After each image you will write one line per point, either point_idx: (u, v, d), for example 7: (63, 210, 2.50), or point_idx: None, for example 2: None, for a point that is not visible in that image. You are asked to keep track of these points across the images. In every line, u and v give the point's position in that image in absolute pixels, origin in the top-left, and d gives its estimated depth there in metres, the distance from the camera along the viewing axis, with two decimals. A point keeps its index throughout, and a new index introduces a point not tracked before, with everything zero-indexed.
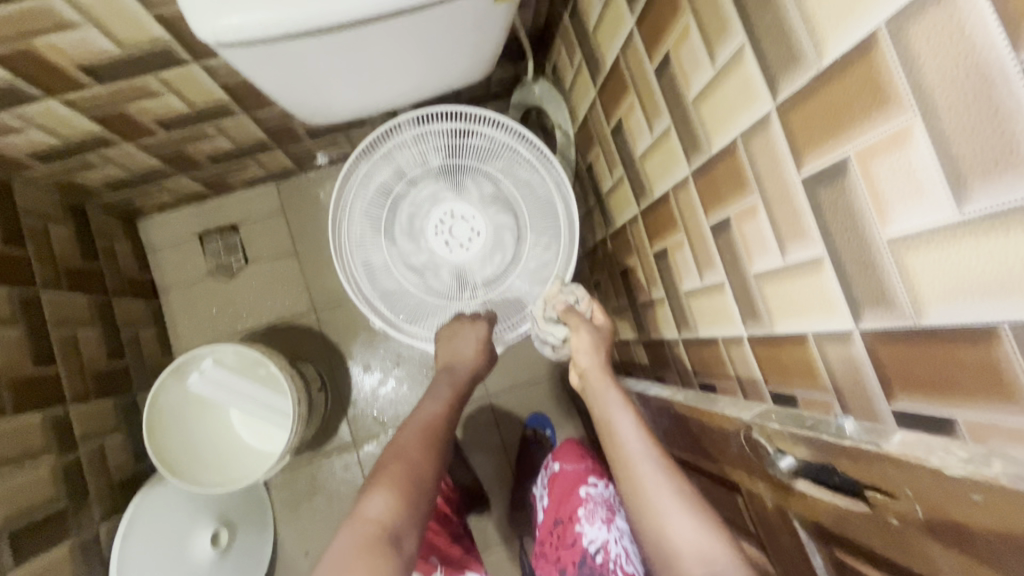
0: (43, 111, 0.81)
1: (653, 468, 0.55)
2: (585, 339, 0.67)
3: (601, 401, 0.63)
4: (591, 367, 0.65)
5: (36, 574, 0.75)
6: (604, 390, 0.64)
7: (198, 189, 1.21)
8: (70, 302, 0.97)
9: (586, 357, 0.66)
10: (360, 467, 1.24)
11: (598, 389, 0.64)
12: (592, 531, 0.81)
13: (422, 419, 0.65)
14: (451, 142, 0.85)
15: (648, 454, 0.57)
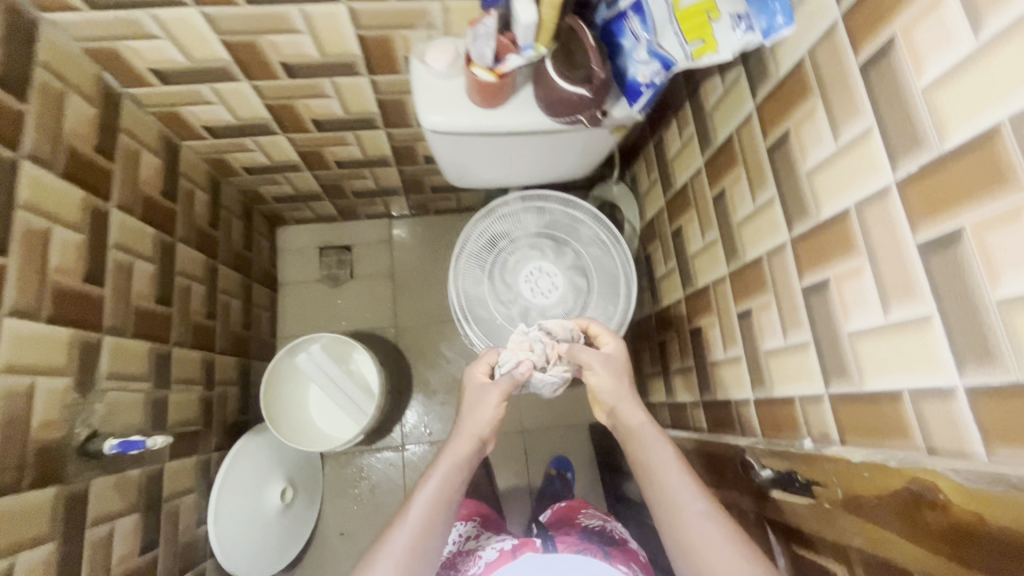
0: (272, 143, 1.12)
1: (694, 504, 0.63)
2: (604, 373, 0.78)
3: (640, 442, 0.72)
4: (621, 403, 0.76)
5: (175, 474, 0.97)
6: (637, 423, 0.73)
7: (332, 213, 1.53)
8: (231, 277, 1.25)
9: (607, 387, 0.77)
10: (403, 467, 1.42)
11: (630, 422, 0.74)
12: (591, 519, 0.99)
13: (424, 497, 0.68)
14: (548, 217, 1.13)
15: (690, 491, 0.64)
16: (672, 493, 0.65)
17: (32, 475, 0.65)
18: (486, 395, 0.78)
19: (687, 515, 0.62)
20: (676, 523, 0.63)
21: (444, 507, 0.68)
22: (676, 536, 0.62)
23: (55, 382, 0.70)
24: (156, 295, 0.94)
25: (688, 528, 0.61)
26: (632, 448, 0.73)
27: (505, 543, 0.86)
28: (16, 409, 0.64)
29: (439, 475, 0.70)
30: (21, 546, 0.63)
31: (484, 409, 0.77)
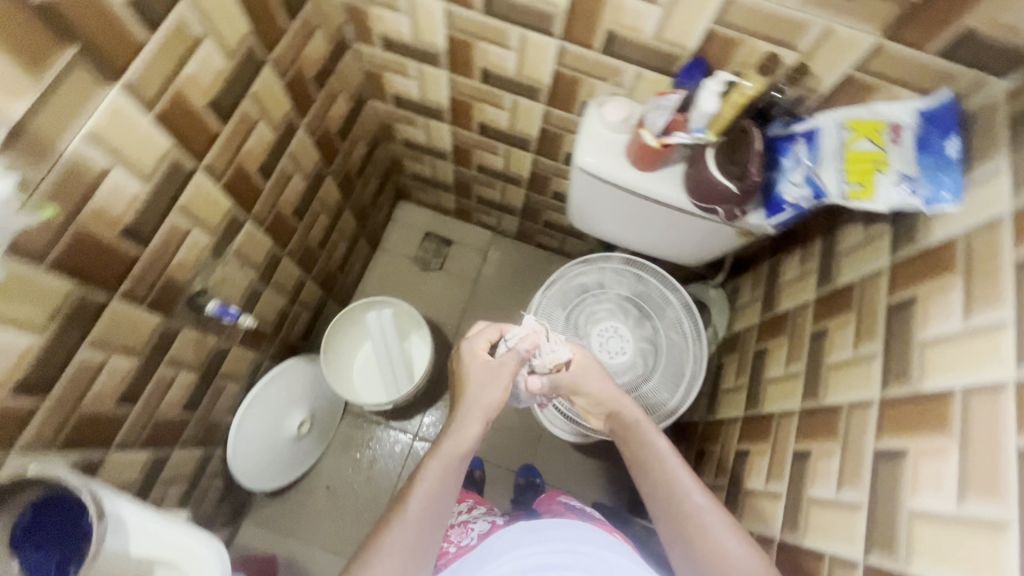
0: (436, 127, 1.26)
1: (709, 511, 0.77)
2: (602, 380, 0.92)
3: (635, 436, 0.88)
4: (620, 406, 0.91)
5: (234, 360, 1.06)
6: (633, 421, 0.89)
7: (450, 207, 1.65)
8: (348, 222, 1.38)
9: (605, 388, 0.92)
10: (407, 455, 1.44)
11: (626, 421, 0.90)
12: (571, 503, 1.01)
13: (426, 488, 0.74)
14: (641, 288, 1.17)
15: (697, 493, 0.79)
16: (678, 478, 0.81)
17: (149, 301, 0.75)
18: (499, 373, 0.85)
19: (701, 515, 0.76)
20: (678, 498, 0.79)
21: (444, 491, 0.75)
22: (668, 508, 0.79)
23: (201, 238, 0.81)
24: (294, 207, 1.07)
25: (687, 504, 0.78)
26: (631, 435, 0.89)
27: (497, 519, 0.97)
28: (168, 244, 0.75)
29: (439, 461, 0.76)
30: (115, 352, 0.72)
31: (494, 388, 0.84)
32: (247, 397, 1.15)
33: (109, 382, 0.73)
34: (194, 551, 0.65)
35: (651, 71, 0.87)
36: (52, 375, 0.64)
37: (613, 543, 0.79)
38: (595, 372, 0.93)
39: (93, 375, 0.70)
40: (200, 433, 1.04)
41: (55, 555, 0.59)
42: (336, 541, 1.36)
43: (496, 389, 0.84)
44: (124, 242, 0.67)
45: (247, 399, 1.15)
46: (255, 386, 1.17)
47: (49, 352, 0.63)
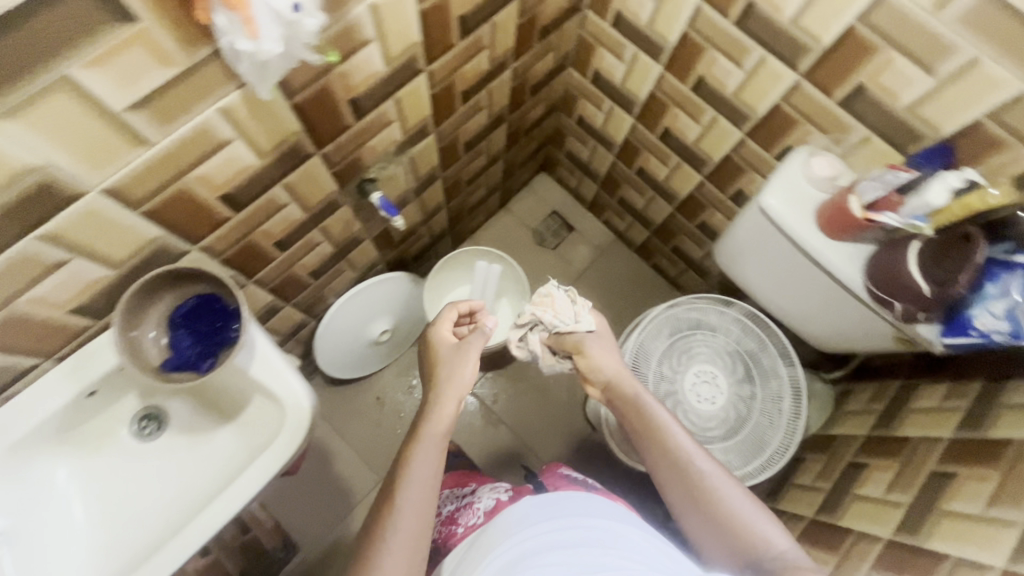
0: (618, 116, 1.25)
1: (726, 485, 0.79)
2: (597, 351, 0.96)
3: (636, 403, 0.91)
4: (615, 374, 0.94)
5: (362, 253, 1.12)
6: (631, 390, 0.92)
7: (587, 196, 1.65)
8: (496, 172, 1.42)
9: (605, 361, 0.95)
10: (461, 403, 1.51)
11: (622, 389, 0.93)
12: (577, 474, 1.00)
13: (411, 478, 0.78)
14: (754, 349, 1.12)
15: (708, 463, 0.82)
16: (686, 448, 0.84)
17: (337, 169, 0.81)
18: (464, 360, 0.92)
19: (717, 487, 0.79)
20: (687, 468, 0.82)
21: (431, 477, 0.79)
22: (677, 479, 0.82)
23: (396, 133, 0.86)
24: (468, 139, 1.11)
25: (696, 472, 0.81)
26: (632, 405, 0.91)
27: (504, 493, 0.91)
28: (374, 127, 0.80)
29: (421, 452, 0.81)
30: (295, 202, 0.78)
31: (463, 367, 0.92)
32: (353, 288, 1.21)
33: (278, 224, 0.80)
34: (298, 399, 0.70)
35: (882, 141, 0.82)
36: (250, 200, 0.70)
37: (617, 513, 0.77)
38: (591, 347, 0.96)
39: (272, 214, 0.76)
40: (307, 303, 1.11)
41: (198, 346, 0.67)
42: (365, 447, 1.43)
43: (466, 367, 0.92)
44: (350, 113, 0.73)
45: (352, 290, 1.21)
46: (362, 281, 1.23)
47: (257, 180, 0.68)
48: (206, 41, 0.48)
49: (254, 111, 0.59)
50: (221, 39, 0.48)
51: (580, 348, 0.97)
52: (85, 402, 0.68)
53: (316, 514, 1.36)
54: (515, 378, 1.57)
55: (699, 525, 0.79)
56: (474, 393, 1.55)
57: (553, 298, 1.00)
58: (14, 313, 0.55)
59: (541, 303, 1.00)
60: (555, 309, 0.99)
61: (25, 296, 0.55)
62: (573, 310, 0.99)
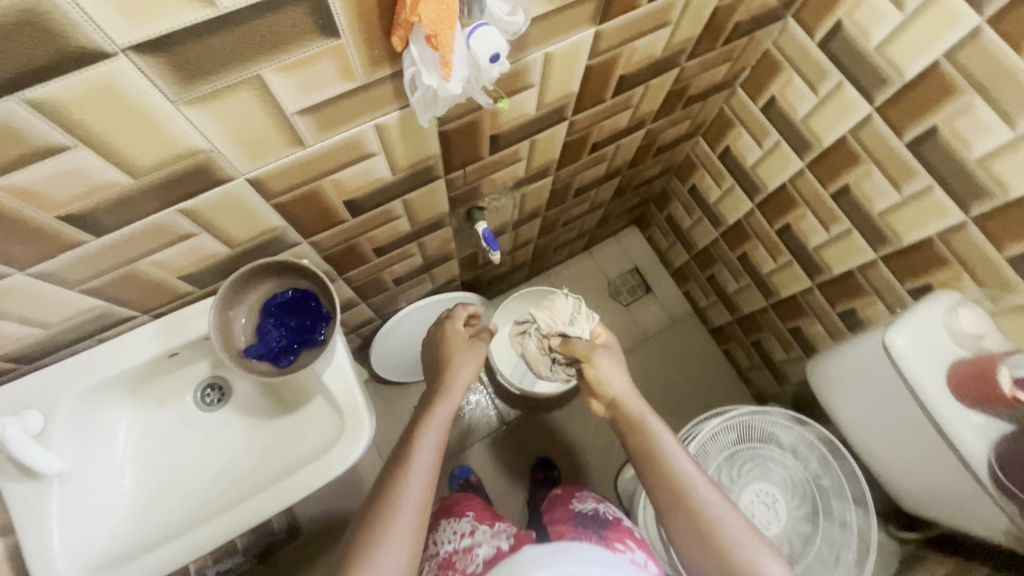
0: (737, 198, 1.24)
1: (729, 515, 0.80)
2: (608, 367, 0.98)
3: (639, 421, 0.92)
4: (622, 394, 0.96)
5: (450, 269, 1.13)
6: (638, 411, 0.93)
7: (673, 264, 1.59)
8: (595, 218, 1.40)
9: (613, 379, 0.97)
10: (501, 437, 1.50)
11: (630, 410, 0.94)
12: (586, 504, 1.00)
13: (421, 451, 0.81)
14: (827, 483, 1.01)
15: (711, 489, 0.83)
16: (690, 475, 0.84)
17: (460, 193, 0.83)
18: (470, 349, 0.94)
19: (718, 513, 0.80)
20: (687, 495, 0.82)
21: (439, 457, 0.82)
22: (675, 505, 0.82)
23: (519, 171, 0.88)
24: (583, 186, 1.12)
25: (697, 498, 0.81)
26: (638, 427, 0.92)
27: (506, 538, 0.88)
28: (511, 160, 0.84)
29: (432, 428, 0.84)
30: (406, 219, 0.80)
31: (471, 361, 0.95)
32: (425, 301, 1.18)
33: (383, 232, 0.83)
34: (351, 390, 0.75)
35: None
36: (374, 203, 0.76)
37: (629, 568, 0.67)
38: (602, 358, 0.98)
39: (384, 221, 0.81)
40: (381, 303, 1.11)
41: (283, 341, 0.73)
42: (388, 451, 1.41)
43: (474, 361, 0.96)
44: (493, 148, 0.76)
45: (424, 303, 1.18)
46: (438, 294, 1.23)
47: (382, 189, 0.74)
48: (389, 64, 0.56)
49: (406, 133, 0.66)
50: (403, 64, 0.56)
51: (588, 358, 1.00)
52: (169, 359, 0.83)
53: (322, 506, 1.35)
54: (553, 424, 1.52)
55: (695, 554, 0.79)
56: (509, 425, 1.51)
57: (557, 304, 1.12)
58: (134, 267, 0.69)
59: (543, 306, 1.12)
60: (555, 314, 1.10)
61: (147, 257, 0.68)
62: (572, 315, 1.10)
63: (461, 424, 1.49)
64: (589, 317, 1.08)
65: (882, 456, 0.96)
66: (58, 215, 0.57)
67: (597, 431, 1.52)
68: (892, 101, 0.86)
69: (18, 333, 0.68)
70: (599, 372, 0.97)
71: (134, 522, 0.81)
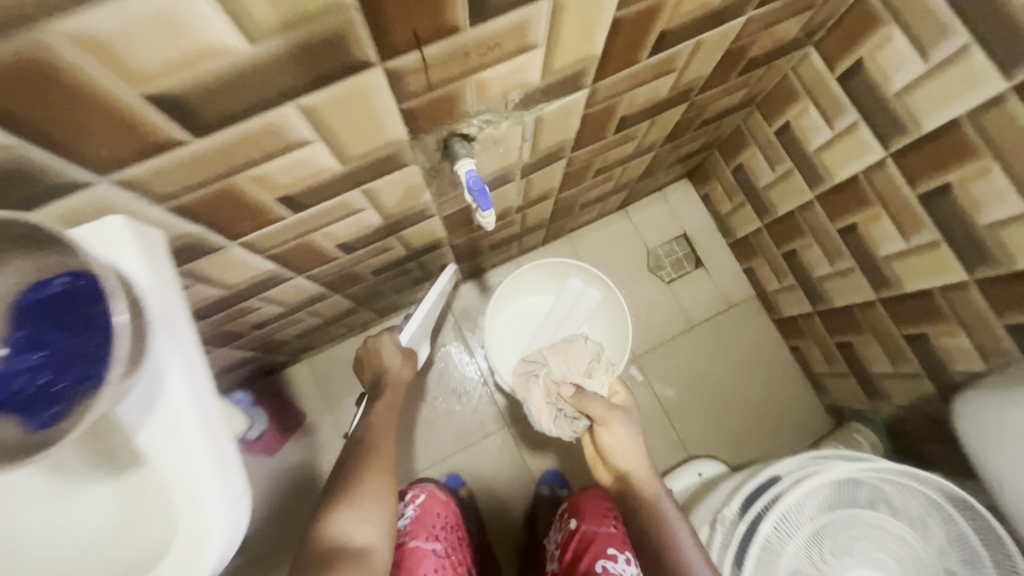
0: (852, 143, 0.80)
1: None
2: (623, 436, 0.73)
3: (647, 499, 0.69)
4: (639, 472, 0.71)
5: (426, 230, 0.76)
6: (654, 493, 0.70)
7: (739, 234, 1.20)
8: (638, 166, 1.01)
9: (626, 450, 0.73)
10: (497, 441, 1.18)
11: (642, 492, 0.70)
12: None
13: None
14: (957, 553, 0.68)
15: None
16: (679, 543, 0.65)
17: (411, 105, 0.44)
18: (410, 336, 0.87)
19: None
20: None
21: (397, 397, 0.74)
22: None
23: (532, 70, 0.48)
24: (630, 112, 0.71)
25: None
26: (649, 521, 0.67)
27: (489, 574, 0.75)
28: (490, 44, 0.41)
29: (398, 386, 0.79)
30: (323, 142, 0.43)
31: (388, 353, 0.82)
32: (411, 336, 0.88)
33: (288, 171, 0.45)
34: (197, 484, 0.36)
35: None
36: (227, 116, 0.35)
37: None
38: (619, 420, 0.73)
39: (272, 153, 0.41)
40: (332, 277, 0.77)
41: (43, 378, 0.33)
42: None
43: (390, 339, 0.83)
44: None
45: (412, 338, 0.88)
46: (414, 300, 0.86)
47: (255, 72, 0.33)
48: None
49: None
50: None
51: (603, 420, 0.74)
52: None
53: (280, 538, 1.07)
54: None
55: None
56: (509, 429, 1.19)
57: (574, 349, 0.93)
58: None
59: (559, 347, 0.94)
60: (568, 360, 0.91)
61: None
62: (591, 365, 0.90)
63: (449, 423, 1.19)
64: (609, 370, 0.89)
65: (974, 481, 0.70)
66: None
67: None
68: None
69: None
70: (599, 442, 0.75)
71: None
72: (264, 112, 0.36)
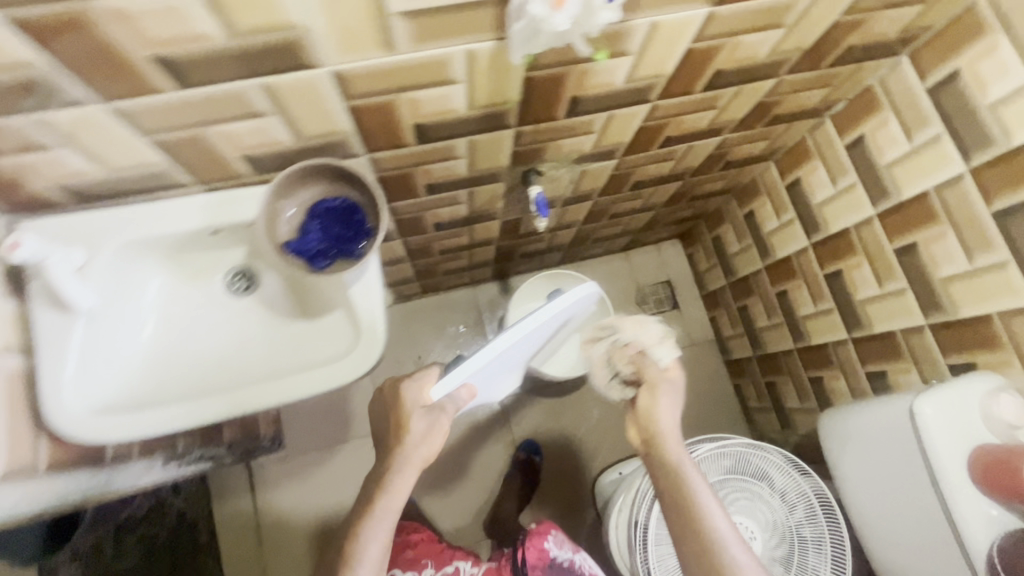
0: (790, 232, 1.15)
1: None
2: (665, 400, 0.75)
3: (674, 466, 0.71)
4: (667, 435, 0.74)
5: (489, 227, 1.10)
6: (679, 456, 0.72)
7: (710, 287, 1.54)
8: (643, 219, 1.35)
9: (665, 416, 0.75)
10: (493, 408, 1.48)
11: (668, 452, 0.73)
12: (559, 549, 1.00)
13: None
14: (800, 509, 0.99)
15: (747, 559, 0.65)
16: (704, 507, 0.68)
17: (520, 149, 0.78)
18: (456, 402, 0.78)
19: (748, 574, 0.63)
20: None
21: None
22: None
23: (589, 143, 0.83)
24: (643, 179, 1.06)
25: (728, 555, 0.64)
26: (669, 481, 0.71)
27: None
28: (571, 128, 0.76)
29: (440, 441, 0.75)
30: (468, 158, 0.77)
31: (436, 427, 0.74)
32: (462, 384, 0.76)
33: (441, 170, 0.78)
34: (376, 316, 0.69)
35: None
36: (435, 138, 0.69)
37: None
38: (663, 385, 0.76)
39: (441, 158, 0.75)
40: (416, 245, 1.10)
41: (323, 245, 0.65)
42: None
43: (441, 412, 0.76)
44: (566, 106, 0.69)
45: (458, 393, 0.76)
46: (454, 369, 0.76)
47: (460, 122, 0.67)
48: None
49: (493, 67, 0.57)
50: None
51: (651, 383, 0.76)
52: (207, 238, 0.70)
53: (319, 447, 1.39)
54: (548, 410, 1.49)
55: None
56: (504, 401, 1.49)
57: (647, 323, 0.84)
58: (201, 134, 0.56)
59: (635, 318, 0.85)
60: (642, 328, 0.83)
61: (216, 127, 0.55)
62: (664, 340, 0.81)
63: None
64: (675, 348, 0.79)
65: (858, 521, 0.95)
66: (106, 105, 0.49)
67: (593, 427, 1.48)
68: (988, 167, 0.74)
69: (66, 168, 0.56)
70: (639, 403, 0.76)
71: (145, 385, 0.66)
72: (451, 139, 0.70)
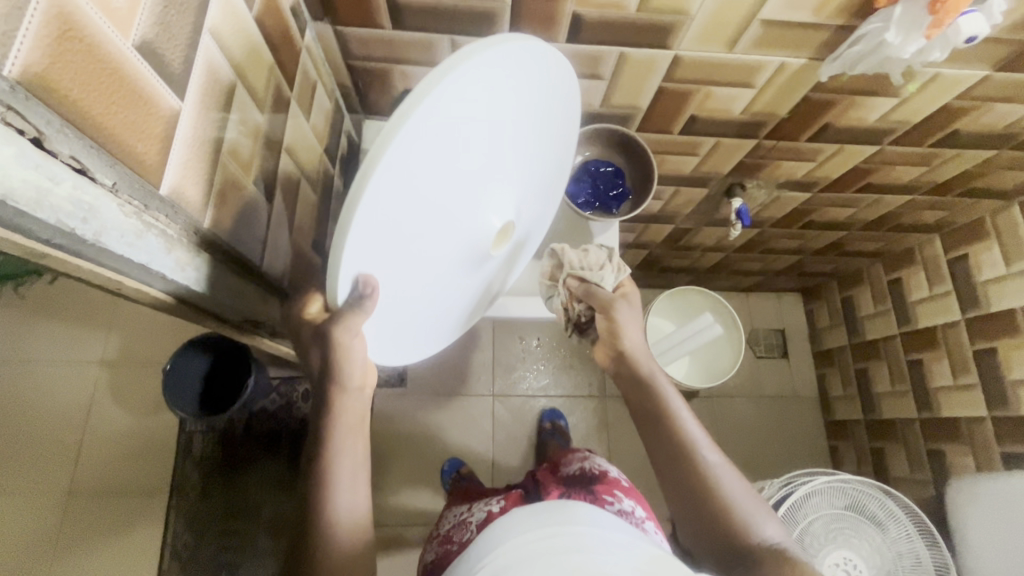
0: (941, 304, 1.19)
1: (736, 482, 0.65)
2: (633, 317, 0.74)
3: (650, 381, 0.72)
4: (636, 346, 0.73)
5: (660, 231, 1.21)
6: (648, 368, 0.73)
7: (826, 346, 1.58)
8: (785, 262, 1.42)
9: (633, 329, 0.74)
10: (594, 404, 1.56)
11: (640, 364, 0.73)
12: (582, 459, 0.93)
13: None
14: (911, 562, 1.01)
15: (718, 460, 0.66)
16: (677, 417, 0.69)
17: (748, 160, 0.89)
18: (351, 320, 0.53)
19: (721, 475, 0.65)
20: (712, 499, 0.63)
21: None
22: (688, 493, 0.65)
23: (801, 171, 0.92)
24: (817, 220, 1.14)
25: (706, 463, 0.66)
26: (646, 392, 0.72)
27: (496, 503, 0.78)
28: (801, 153, 0.86)
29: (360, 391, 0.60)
30: (701, 158, 0.88)
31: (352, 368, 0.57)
32: (361, 269, 0.50)
33: (672, 163, 0.90)
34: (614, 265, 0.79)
35: None
36: (695, 132, 0.80)
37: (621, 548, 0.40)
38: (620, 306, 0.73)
39: (682, 152, 0.86)
40: None
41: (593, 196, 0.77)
42: (500, 363, 1.55)
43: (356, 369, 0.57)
44: (814, 131, 0.79)
45: (358, 284, 0.50)
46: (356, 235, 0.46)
47: (727, 123, 0.78)
48: (845, 17, 0.58)
49: (790, 81, 0.68)
50: (861, 22, 0.58)
51: (612, 304, 0.73)
52: None
53: (434, 394, 1.51)
54: None
55: (692, 530, 0.65)
56: (605, 400, 1.56)
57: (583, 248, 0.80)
58: None
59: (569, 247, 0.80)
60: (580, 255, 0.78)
61: None
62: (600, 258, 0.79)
63: (565, 375, 1.57)
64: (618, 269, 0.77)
65: None
66: None
67: None
68: None
69: None
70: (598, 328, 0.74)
71: None
72: (706, 138, 0.82)
